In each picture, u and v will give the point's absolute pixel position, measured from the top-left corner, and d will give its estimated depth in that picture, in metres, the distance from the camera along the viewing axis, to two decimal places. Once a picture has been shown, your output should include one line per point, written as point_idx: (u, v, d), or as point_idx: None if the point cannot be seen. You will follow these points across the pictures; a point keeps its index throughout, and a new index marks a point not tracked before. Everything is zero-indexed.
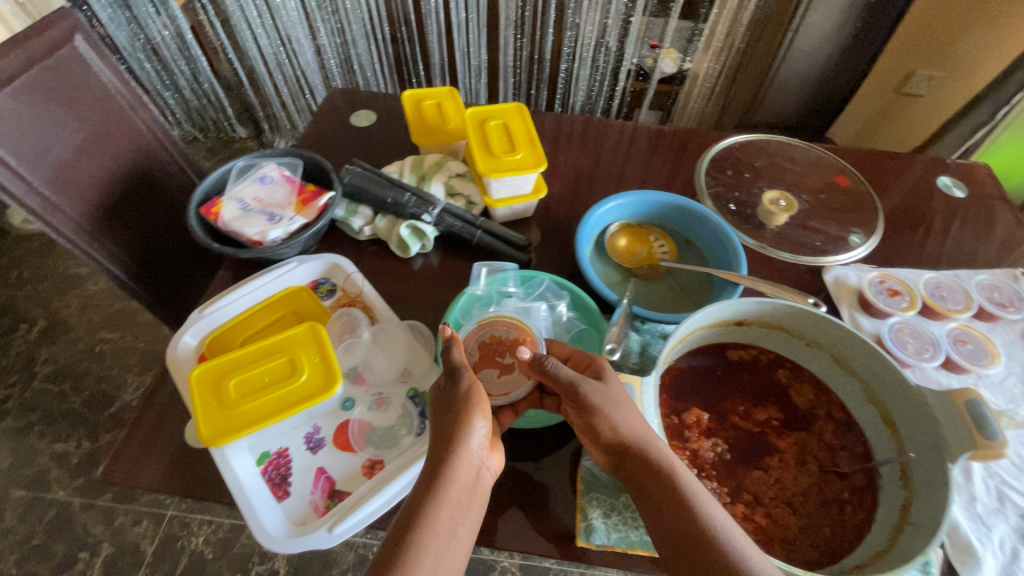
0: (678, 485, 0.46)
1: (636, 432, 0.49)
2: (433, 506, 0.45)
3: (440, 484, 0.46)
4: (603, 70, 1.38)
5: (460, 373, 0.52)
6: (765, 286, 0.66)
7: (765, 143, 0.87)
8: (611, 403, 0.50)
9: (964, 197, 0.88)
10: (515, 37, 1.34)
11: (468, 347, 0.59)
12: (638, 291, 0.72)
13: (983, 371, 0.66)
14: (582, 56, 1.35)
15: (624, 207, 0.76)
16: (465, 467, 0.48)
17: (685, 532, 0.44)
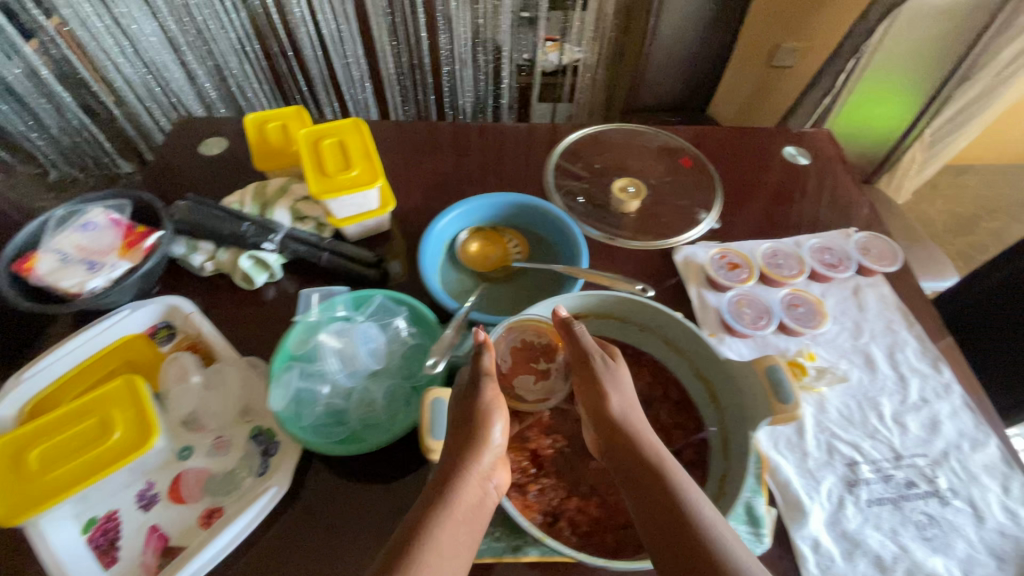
0: (665, 463, 0.48)
1: (625, 417, 0.52)
2: (435, 521, 0.43)
3: (448, 487, 0.46)
4: (485, 70, 1.38)
5: (484, 383, 0.52)
6: (603, 277, 0.67)
7: (613, 134, 0.89)
8: (612, 389, 0.54)
9: (807, 163, 0.93)
10: (392, 44, 1.31)
11: (501, 354, 0.61)
12: (493, 295, 0.72)
13: (812, 332, 0.70)
14: (460, 58, 1.34)
15: (472, 212, 0.75)
16: (471, 484, 0.47)
17: (667, 506, 0.45)
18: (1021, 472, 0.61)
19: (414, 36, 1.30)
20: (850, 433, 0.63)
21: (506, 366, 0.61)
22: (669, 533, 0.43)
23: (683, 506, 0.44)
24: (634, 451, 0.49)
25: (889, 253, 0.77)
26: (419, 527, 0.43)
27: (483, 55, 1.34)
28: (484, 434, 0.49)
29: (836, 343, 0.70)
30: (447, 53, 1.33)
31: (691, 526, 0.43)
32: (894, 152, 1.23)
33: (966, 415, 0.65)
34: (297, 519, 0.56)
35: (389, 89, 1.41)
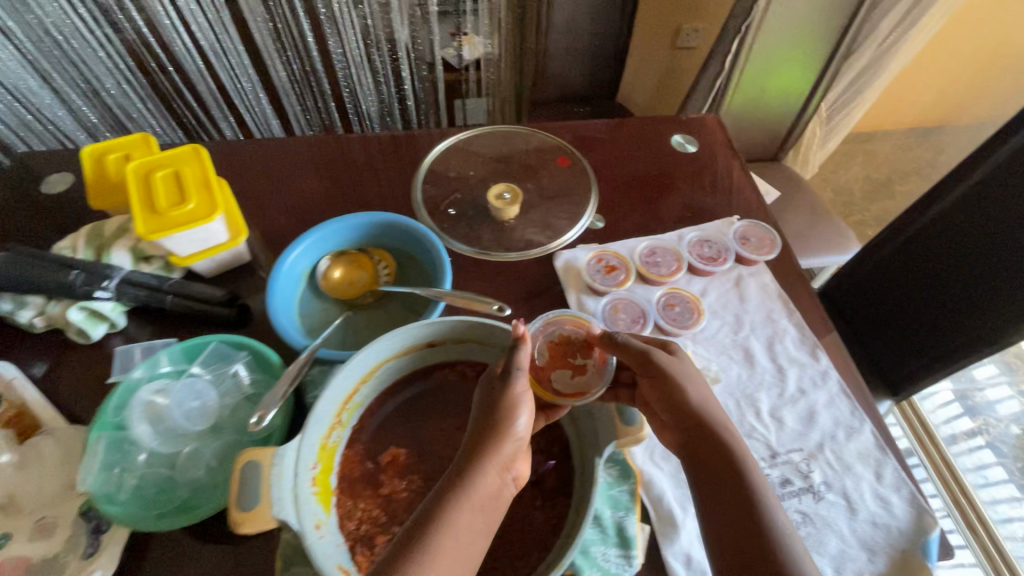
0: (734, 449, 0.50)
1: (699, 400, 0.54)
2: (452, 506, 0.44)
3: (464, 485, 0.45)
4: (384, 75, 1.29)
5: (517, 375, 0.51)
6: (464, 299, 0.62)
7: (489, 134, 0.85)
8: (686, 377, 0.55)
9: (695, 151, 0.91)
10: (283, 56, 1.18)
11: (538, 348, 0.64)
12: (358, 324, 0.68)
13: (688, 332, 0.68)
14: (355, 64, 1.24)
15: (333, 236, 0.70)
16: (490, 477, 0.47)
17: (731, 493, 0.48)
18: (894, 457, 0.60)
19: (300, 41, 1.16)
20: None
21: (543, 359, 0.63)
22: (730, 517, 0.47)
23: (749, 491, 0.47)
24: (709, 435, 0.51)
25: (769, 241, 0.76)
26: (436, 511, 0.43)
27: (379, 59, 1.25)
28: (510, 421, 0.49)
29: (715, 339, 0.69)
30: (340, 62, 1.23)
31: (750, 511, 0.46)
32: (795, 128, 1.22)
33: (842, 402, 0.64)
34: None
35: (287, 101, 1.28)
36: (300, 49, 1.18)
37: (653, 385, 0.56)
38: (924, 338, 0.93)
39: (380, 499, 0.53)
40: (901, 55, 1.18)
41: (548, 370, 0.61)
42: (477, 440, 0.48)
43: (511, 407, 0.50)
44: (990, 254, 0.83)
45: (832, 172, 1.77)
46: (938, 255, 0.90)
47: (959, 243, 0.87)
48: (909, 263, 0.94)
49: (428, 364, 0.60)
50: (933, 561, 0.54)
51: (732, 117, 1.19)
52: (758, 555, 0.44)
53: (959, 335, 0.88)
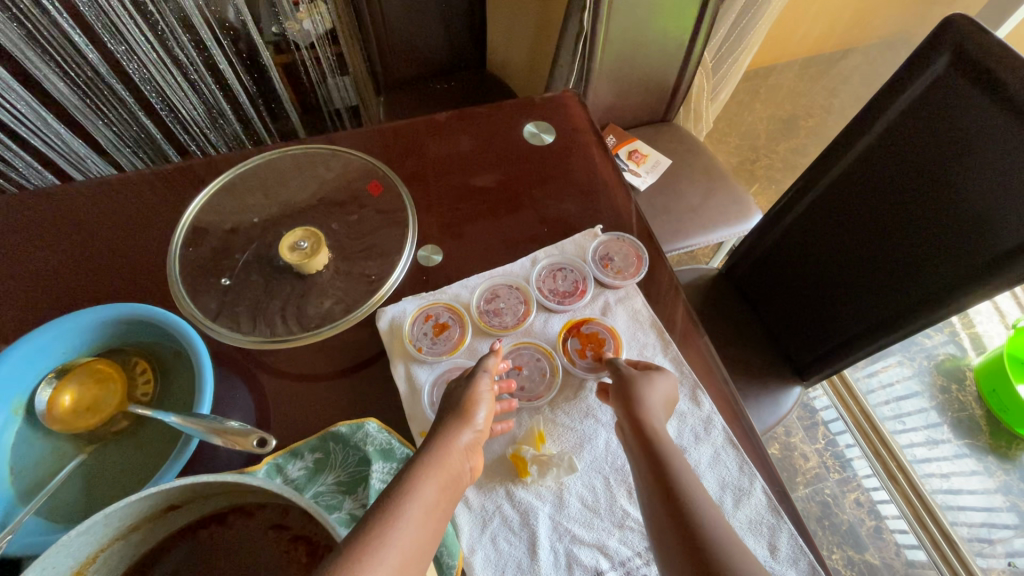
0: (677, 458, 0.44)
1: (655, 405, 0.49)
2: (419, 471, 0.40)
3: (433, 454, 0.42)
4: (197, 70, 1.04)
5: (479, 376, 0.50)
6: (217, 438, 0.45)
7: (278, 164, 0.68)
8: (655, 379, 0.51)
9: (554, 141, 0.75)
10: (54, 67, 0.87)
11: (592, 326, 0.59)
12: (106, 466, 0.50)
13: (538, 402, 0.55)
14: (156, 62, 0.97)
15: (51, 349, 0.51)
16: (454, 456, 0.43)
17: (668, 507, 0.41)
18: (790, 520, 0.50)
19: (71, 49, 0.87)
20: (593, 532, 0.49)
21: (582, 335, 0.59)
22: (670, 531, 0.40)
23: (686, 504, 0.41)
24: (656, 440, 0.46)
25: (632, 256, 0.63)
26: (405, 481, 0.39)
27: (183, 52, 1.00)
28: (473, 408, 0.47)
29: (577, 399, 0.55)
30: (132, 64, 0.95)
31: (692, 526, 0.39)
32: (681, 83, 1.08)
33: (728, 456, 0.53)
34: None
35: (89, 126, 0.97)
36: (72, 54, 0.87)
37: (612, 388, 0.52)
38: (829, 321, 0.81)
39: None
40: None
41: (563, 342, 0.58)
42: (437, 422, 0.46)
43: (474, 396, 0.48)
44: (903, 226, 0.68)
45: (734, 117, 1.65)
46: (843, 225, 0.75)
47: (864, 210, 0.72)
48: (815, 236, 0.79)
49: (189, 522, 0.44)
50: None
51: (608, 81, 1.03)
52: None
53: (863, 317, 0.75)
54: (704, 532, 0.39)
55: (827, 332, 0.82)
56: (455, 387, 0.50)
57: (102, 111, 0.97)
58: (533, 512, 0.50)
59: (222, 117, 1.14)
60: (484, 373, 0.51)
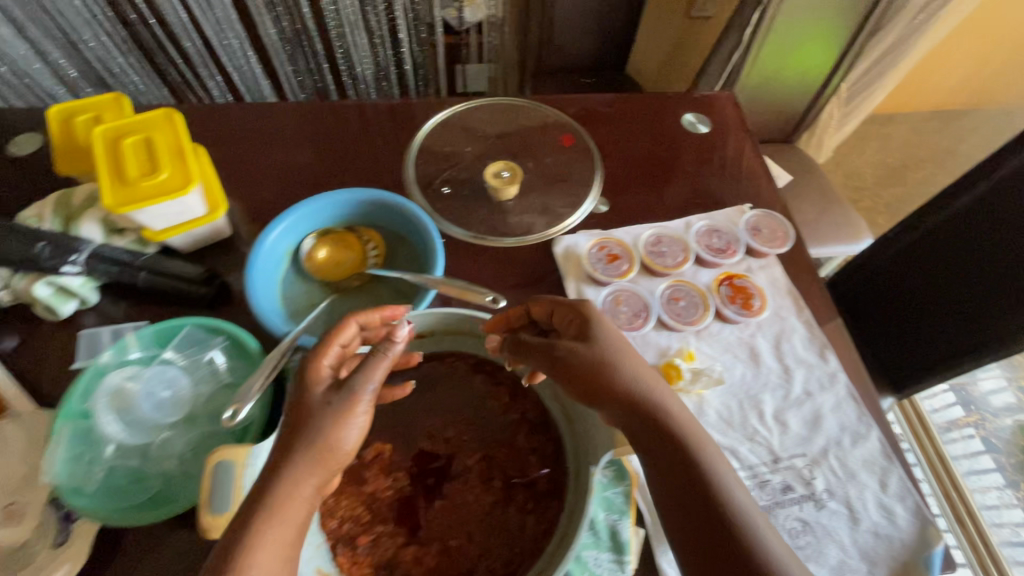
0: (698, 446, 0.44)
1: (644, 387, 0.47)
2: (254, 540, 0.37)
3: (268, 509, 0.38)
4: (381, 33, 1.20)
5: (359, 390, 0.44)
6: (448, 285, 0.58)
7: (488, 111, 0.79)
8: (628, 361, 0.48)
9: (708, 131, 0.86)
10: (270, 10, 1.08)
11: (745, 283, 0.67)
12: (346, 310, 0.64)
13: (690, 328, 0.64)
14: (350, 23, 1.15)
15: (316, 214, 0.66)
16: (299, 504, 0.40)
17: (701, 515, 0.42)
18: (901, 465, 0.58)
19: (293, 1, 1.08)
20: (727, 439, 0.58)
21: (734, 287, 0.67)
22: (706, 538, 0.41)
23: (718, 503, 0.42)
24: (665, 441, 0.45)
25: (781, 233, 0.72)
26: (237, 562, 0.36)
27: (376, 16, 1.16)
28: (335, 437, 0.42)
29: (719, 339, 0.64)
30: (334, 20, 1.14)
31: (732, 529, 0.41)
32: (813, 108, 1.16)
33: (849, 407, 0.61)
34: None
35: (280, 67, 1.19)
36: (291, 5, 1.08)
37: (588, 378, 0.47)
38: (936, 344, 0.86)
39: (361, 498, 0.50)
40: (933, 33, 1.10)
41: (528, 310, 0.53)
42: (280, 463, 0.40)
43: (337, 420, 0.42)
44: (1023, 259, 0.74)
45: (845, 155, 1.70)
46: (958, 253, 0.81)
47: (985, 238, 0.78)
48: (923, 260, 0.85)
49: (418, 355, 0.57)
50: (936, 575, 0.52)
51: (747, 96, 1.14)
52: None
53: (969, 338, 0.82)
54: (742, 529, 0.41)
55: (929, 352, 0.87)
56: (316, 402, 0.43)
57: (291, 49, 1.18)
58: None
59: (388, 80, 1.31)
60: (371, 381, 0.44)
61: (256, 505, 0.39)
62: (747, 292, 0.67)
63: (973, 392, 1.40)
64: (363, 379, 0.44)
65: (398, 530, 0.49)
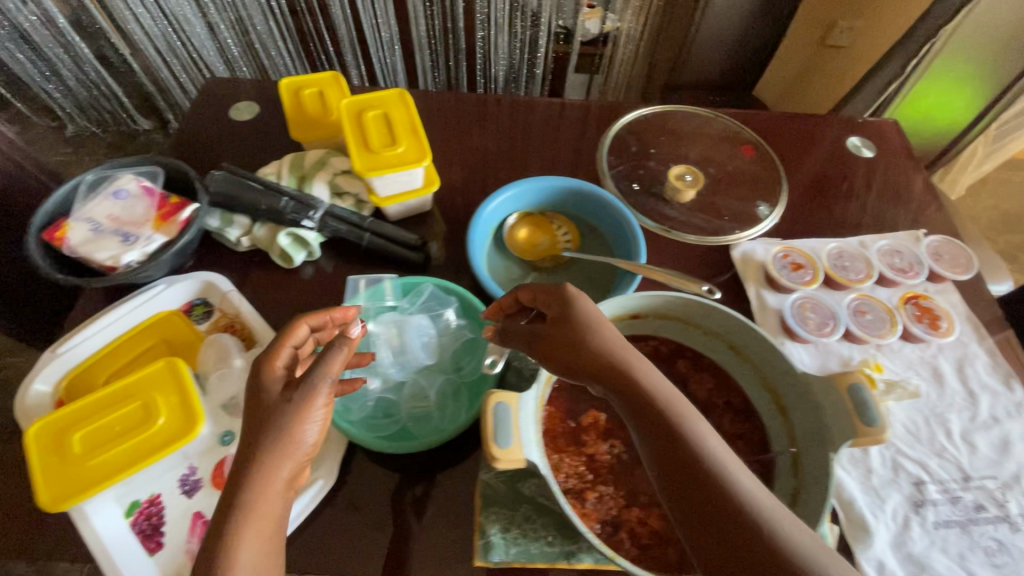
0: (679, 411, 0.42)
1: (622, 356, 0.45)
2: (236, 530, 0.38)
3: (243, 501, 0.39)
4: (522, 37, 1.32)
5: (313, 388, 0.44)
6: (661, 275, 0.63)
7: (670, 117, 0.84)
8: (604, 333, 0.46)
9: (872, 156, 0.87)
10: (425, 7, 1.29)
11: (930, 304, 0.69)
12: (544, 286, 0.69)
13: (879, 341, 0.65)
14: (498, 23, 1.29)
15: (521, 197, 0.71)
16: (272, 496, 0.40)
17: (693, 483, 0.39)
18: None
19: None
20: (917, 452, 0.60)
21: (920, 307, 0.68)
22: (699, 508, 0.38)
23: (705, 468, 0.39)
24: (644, 410, 0.42)
25: (963, 260, 0.73)
26: (226, 550, 0.37)
27: (521, 21, 1.29)
28: (295, 434, 0.42)
29: (903, 356, 0.66)
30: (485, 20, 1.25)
31: (721, 498, 0.38)
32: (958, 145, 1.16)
33: None
34: (362, 521, 0.55)
35: (418, 54, 1.41)
36: None
37: (566, 353, 0.46)
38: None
39: (582, 457, 0.55)
40: None
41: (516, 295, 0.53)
42: (245, 462, 0.40)
43: (295, 417, 0.43)
44: None
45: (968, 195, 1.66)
46: None
47: None
48: None
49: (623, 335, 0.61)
50: None
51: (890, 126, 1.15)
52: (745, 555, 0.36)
53: None
54: (735, 495, 0.38)
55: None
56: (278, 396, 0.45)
57: (433, 41, 1.38)
58: None
59: (518, 80, 1.45)
60: (322, 379, 0.45)
61: (231, 494, 0.39)
62: (931, 311, 0.68)
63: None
64: (319, 373, 0.45)
65: (619, 491, 0.53)
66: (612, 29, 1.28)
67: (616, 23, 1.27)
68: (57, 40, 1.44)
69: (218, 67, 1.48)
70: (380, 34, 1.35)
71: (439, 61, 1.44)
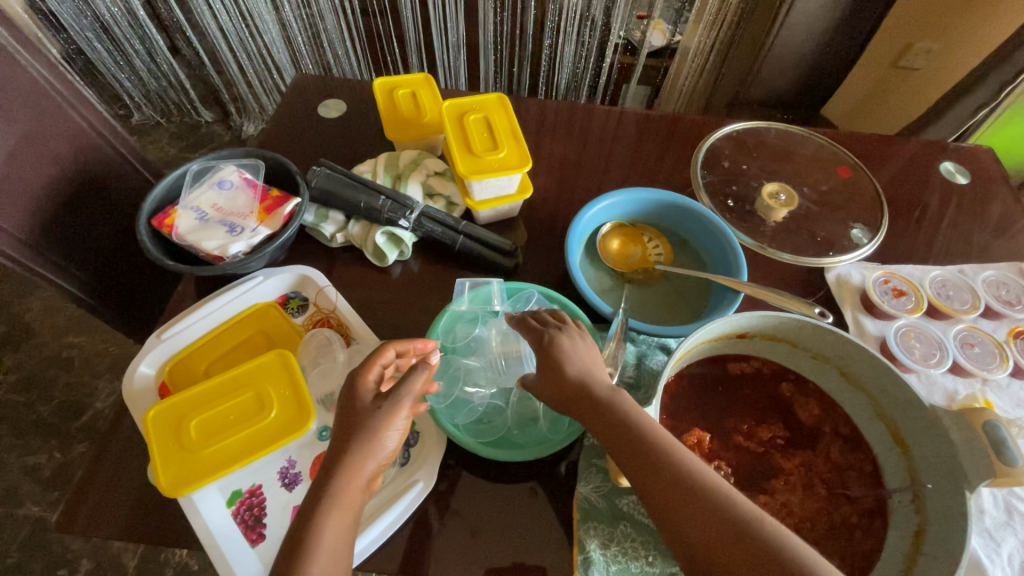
0: (647, 427, 0.42)
1: (579, 370, 0.47)
2: (315, 529, 0.38)
3: (322, 503, 0.40)
4: (589, 46, 1.32)
5: (400, 403, 0.45)
6: (767, 294, 0.61)
7: (761, 132, 0.83)
8: (562, 348, 0.49)
9: (967, 183, 0.85)
10: (495, 12, 1.29)
11: None
12: (637, 298, 0.68)
13: (989, 375, 0.63)
14: (566, 31, 1.29)
15: (616, 207, 0.70)
16: (350, 498, 0.41)
17: (658, 484, 0.39)
18: None
19: None
20: None
21: None
22: (666, 507, 0.38)
23: (669, 467, 0.39)
24: (604, 420, 0.44)
25: None
26: (306, 548, 0.38)
27: (590, 31, 1.28)
28: (378, 443, 0.43)
29: (1013, 393, 0.63)
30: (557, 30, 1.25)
31: (684, 493, 0.38)
32: None
33: None
34: (458, 527, 0.54)
35: (483, 59, 1.41)
36: None
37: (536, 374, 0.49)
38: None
39: None
40: None
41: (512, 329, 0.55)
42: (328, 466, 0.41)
43: (379, 426, 0.43)
44: None
45: None
46: None
47: None
48: None
49: (724, 354, 0.59)
50: None
51: None
52: (721, 551, 0.35)
53: None
54: (698, 488, 0.38)
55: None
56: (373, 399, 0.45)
57: (499, 47, 1.38)
58: None
59: (579, 89, 1.44)
60: (410, 395, 0.45)
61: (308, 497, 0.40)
62: None
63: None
64: (407, 386, 0.46)
65: None
66: (678, 41, 1.29)
67: (683, 37, 1.27)
68: (135, 31, 1.48)
69: (285, 63, 1.51)
70: (447, 38, 1.36)
71: (503, 67, 1.44)
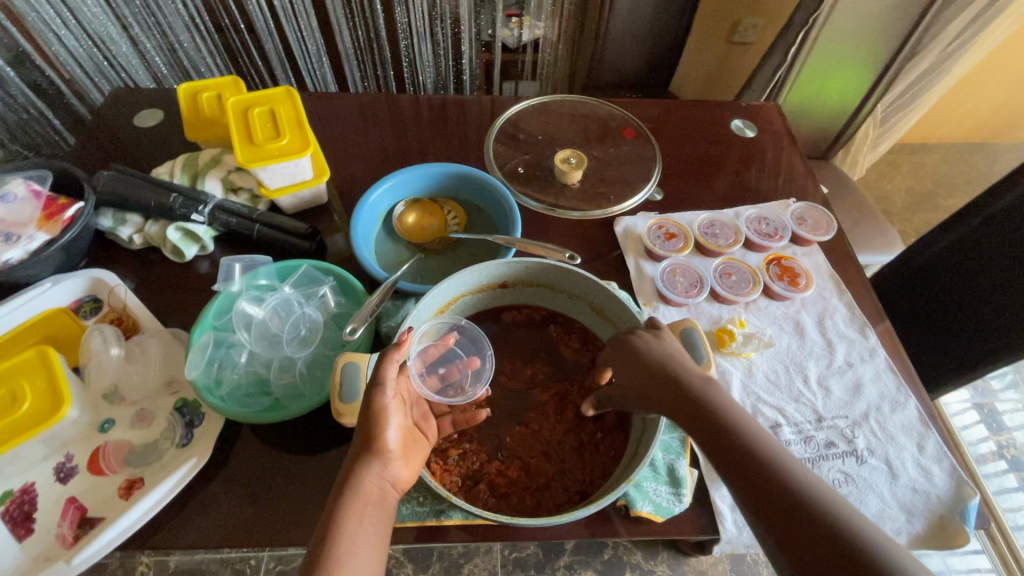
0: (741, 419, 0.43)
1: (675, 364, 0.48)
2: (337, 523, 0.43)
3: (344, 499, 0.44)
4: (444, 45, 1.37)
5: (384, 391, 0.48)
6: (533, 246, 0.66)
7: (557, 105, 0.89)
8: (651, 346, 0.50)
9: (755, 136, 0.89)
10: (348, 20, 1.30)
11: (795, 264, 0.74)
12: (431, 265, 0.72)
13: (744, 300, 0.70)
14: (417, 32, 1.33)
15: (406, 184, 0.74)
16: (369, 488, 0.45)
17: (751, 475, 0.39)
18: (937, 432, 0.62)
19: None
20: (774, 397, 0.64)
21: (782, 268, 0.74)
22: (760, 497, 0.38)
23: (764, 462, 0.39)
24: (693, 409, 0.44)
25: (824, 223, 0.78)
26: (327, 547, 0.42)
27: (440, 30, 1.33)
28: (379, 440, 0.46)
29: (766, 311, 0.71)
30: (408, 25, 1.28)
31: (782, 490, 0.38)
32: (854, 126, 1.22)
33: (889, 377, 0.66)
34: (238, 497, 0.55)
35: (347, 65, 1.40)
36: None
37: (630, 372, 0.49)
38: (992, 324, 0.80)
39: None
40: (968, 60, 1.16)
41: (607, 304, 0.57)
42: (349, 465, 0.46)
43: (378, 420, 0.47)
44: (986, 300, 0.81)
45: (887, 174, 1.72)
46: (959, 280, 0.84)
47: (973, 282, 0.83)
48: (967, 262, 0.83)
49: (496, 305, 0.64)
50: (971, 526, 0.56)
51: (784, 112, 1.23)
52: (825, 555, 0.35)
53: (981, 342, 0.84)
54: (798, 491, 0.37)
55: (986, 337, 0.80)
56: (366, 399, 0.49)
57: (360, 52, 1.39)
58: (728, 372, 0.65)
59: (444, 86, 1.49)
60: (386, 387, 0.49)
61: (332, 505, 0.44)
62: (794, 269, 0.74)
63: (994, 410, 1.42)
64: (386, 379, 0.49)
65: (481, 448, 0.56)
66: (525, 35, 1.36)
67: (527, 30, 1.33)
68: None
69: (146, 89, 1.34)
70: (305, 46, 1.34)
71: (368, 71, 1.44)
